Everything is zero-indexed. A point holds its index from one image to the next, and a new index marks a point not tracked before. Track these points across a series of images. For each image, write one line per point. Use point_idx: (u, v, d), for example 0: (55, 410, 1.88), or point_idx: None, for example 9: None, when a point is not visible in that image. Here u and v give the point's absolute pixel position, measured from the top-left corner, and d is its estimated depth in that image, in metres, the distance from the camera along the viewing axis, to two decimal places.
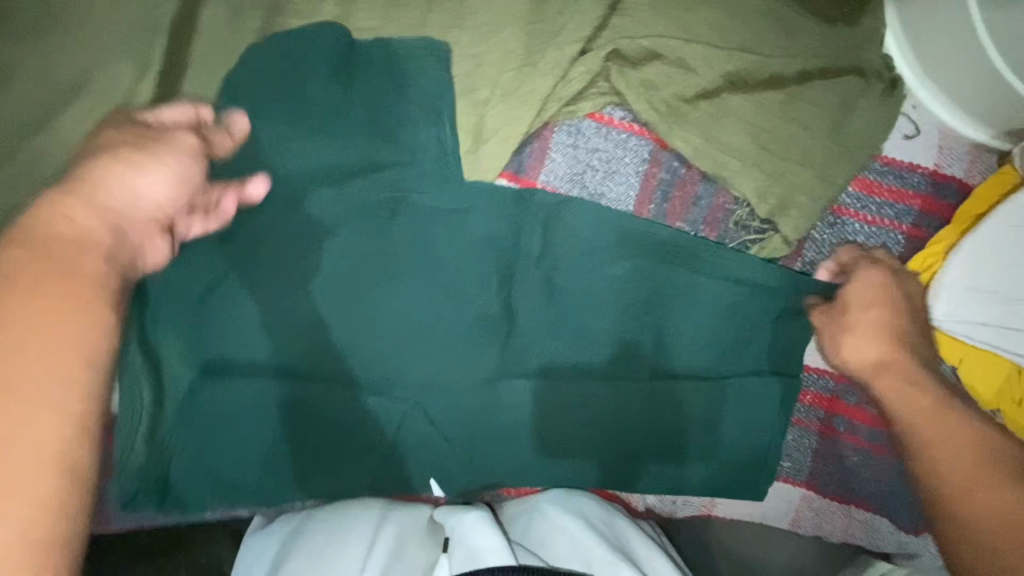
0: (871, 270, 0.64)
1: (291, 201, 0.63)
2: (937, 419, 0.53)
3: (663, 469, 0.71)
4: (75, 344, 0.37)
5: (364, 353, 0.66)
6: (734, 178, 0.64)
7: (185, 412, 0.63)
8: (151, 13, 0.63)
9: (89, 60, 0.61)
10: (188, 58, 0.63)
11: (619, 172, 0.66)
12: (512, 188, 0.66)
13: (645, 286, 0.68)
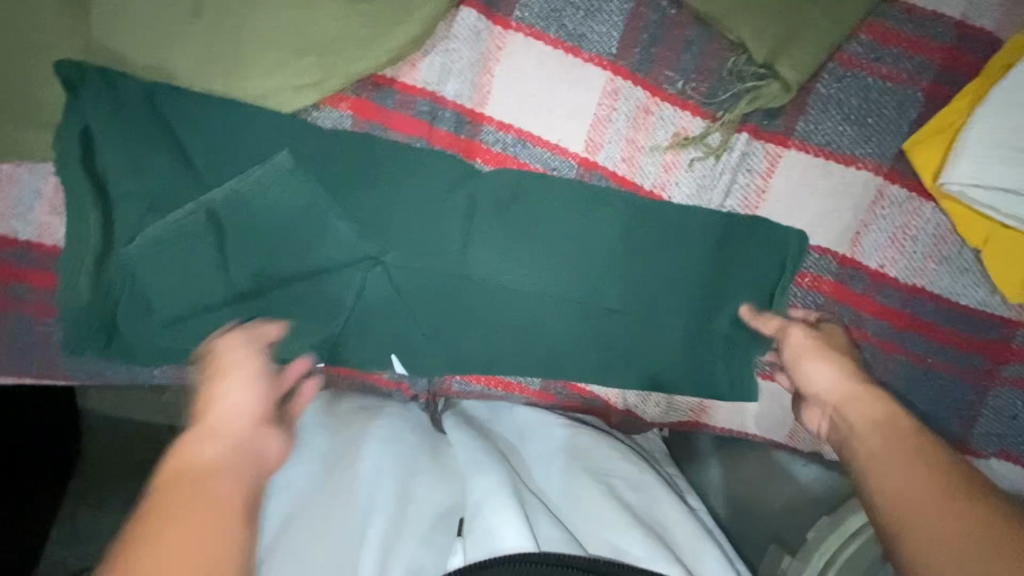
0: (869, 165, 0.62)
1: (230, 34, 0.57)
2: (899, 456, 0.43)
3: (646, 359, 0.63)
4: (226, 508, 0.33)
5: (314, 208, 0.59)
6: (730, 18, 0.58)
7: (111, 257, 0.58)
8: None
9: None
10: None
11: (601, 11, 0.59)
12: (480, 22, 0.59)
13: (615, 222, 0.62)
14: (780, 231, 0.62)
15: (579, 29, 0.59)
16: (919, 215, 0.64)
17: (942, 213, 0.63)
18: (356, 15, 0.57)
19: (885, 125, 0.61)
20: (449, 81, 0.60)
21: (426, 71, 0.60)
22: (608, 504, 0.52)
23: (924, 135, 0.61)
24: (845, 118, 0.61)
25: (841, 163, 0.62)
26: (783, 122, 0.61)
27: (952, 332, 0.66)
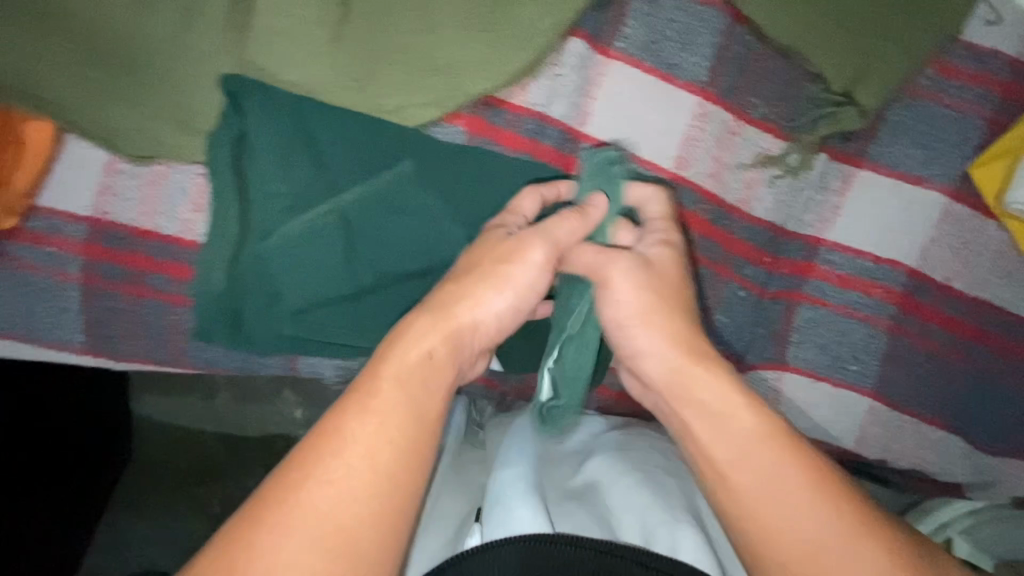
0: (936, 186, 0.68)
1: (365, 59, 0.63)
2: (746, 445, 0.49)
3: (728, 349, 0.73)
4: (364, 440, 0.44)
5: (433, 213, 0.65)
6: (813, 52, 0.65)
7: (245, 252, 0.64)
8: None
9: None
10: None
11: (695, 43, 0.66)
12: (586, 51, 0.66)
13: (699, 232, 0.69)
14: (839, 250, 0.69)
15: (673, 59, 0.66)
16: (981, 232, 0.69)
17: (1002, 230, 0.69)
18: (481, 42, 0.63)
19: (951, 151, 0.67)
20: (556, 102, 0.67)
21: (534, 93, 0.67)
22: (642, 492, 0.55)
23: (987, 159, 0.67)
24: (914, 143, 0.67)
25: (910, 183, 0.68)
26: (858, 145, 0.67)
27: (1014, 344, 0.71)
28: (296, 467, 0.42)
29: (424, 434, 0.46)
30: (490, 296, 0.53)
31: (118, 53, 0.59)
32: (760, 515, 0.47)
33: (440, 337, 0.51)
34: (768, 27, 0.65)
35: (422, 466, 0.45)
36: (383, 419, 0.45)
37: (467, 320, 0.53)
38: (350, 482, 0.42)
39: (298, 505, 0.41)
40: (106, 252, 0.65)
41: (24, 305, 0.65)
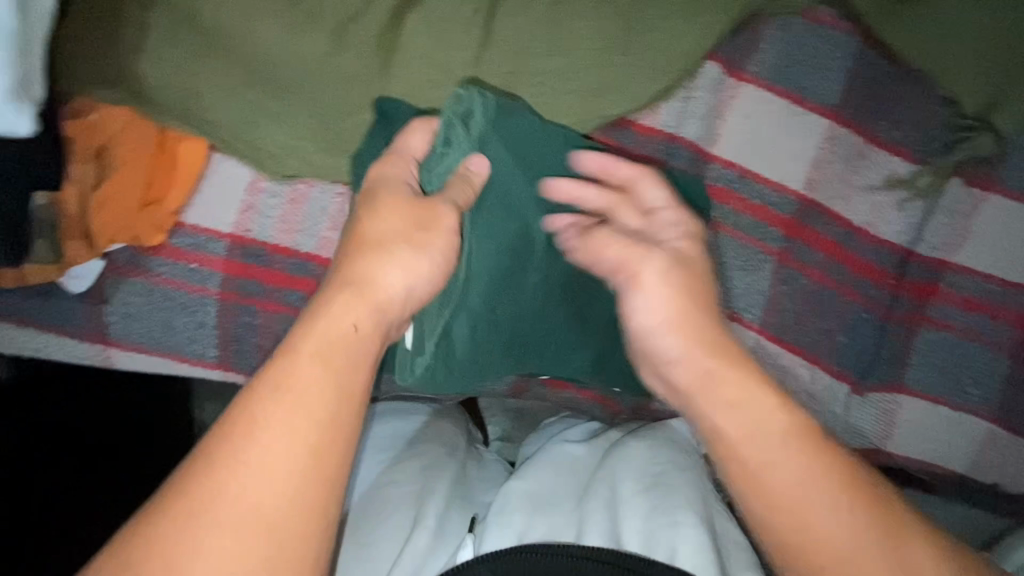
0: None
1: (505, 81, 0.65)
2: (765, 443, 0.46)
3: (848, 367, 0.74)
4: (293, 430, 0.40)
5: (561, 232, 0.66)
6: (947, 76, 0.65)
7: None
8: None
9: None
10: None
11: (827, 67, 0.67)
12: (718, 73, 0.67)
13: (819, 255, 0.70)
14: (957, 276, 0.70)
15: (804, 82, 0.67)
16: None
17: None
18: (618, 66, 0.65)
19: None
20: (689, 123, 0.68)
21: (664, 116, 0.68)
22: (646, 497, 0.55)
23: None
24: None
25: None
26: (988, 168, 0.67)
27: None
28: (222, 455, 0.39)
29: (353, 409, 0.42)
30: (407, 260, 0.51)
31: (273, 73, 0.60)
32: (780, 520, 0.45)
33: (366, 315, 0.47)
34: (904, 53, 0.65)
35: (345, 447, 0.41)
36: (291, 400, 0.40)
37: (396, 290, 0.50)
38: (274, 469, 0.39)
39: (223, 494, 0.38)
40: (245, 269, 0.66)
41: (164, 320, 0.67)
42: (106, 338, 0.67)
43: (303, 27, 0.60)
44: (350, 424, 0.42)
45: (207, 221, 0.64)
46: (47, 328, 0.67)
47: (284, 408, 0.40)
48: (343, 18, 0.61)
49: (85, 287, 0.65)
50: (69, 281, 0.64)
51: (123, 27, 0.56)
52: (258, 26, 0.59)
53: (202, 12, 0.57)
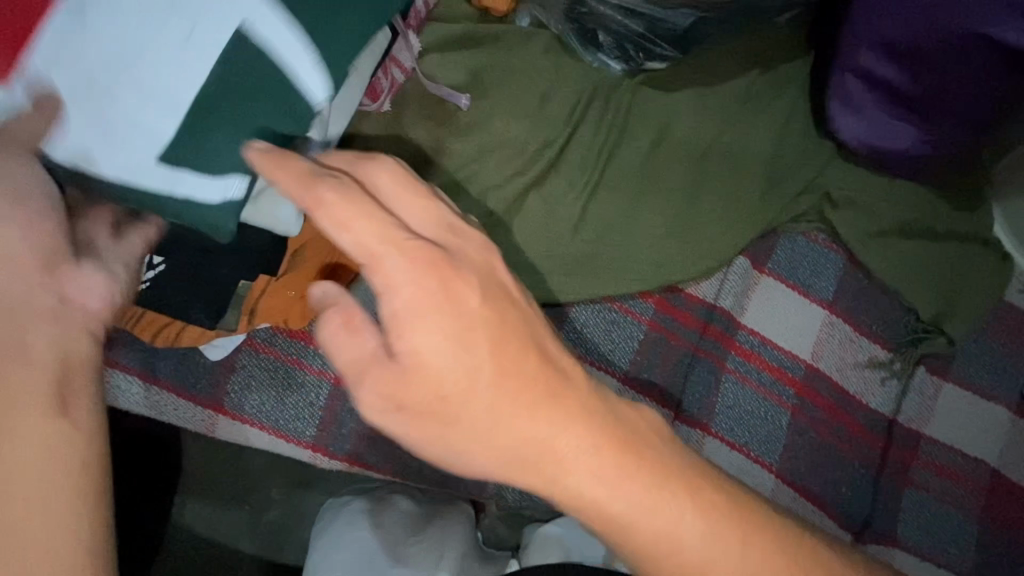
0: (1005, 402, 0.88)
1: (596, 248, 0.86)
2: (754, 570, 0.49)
3: (848, 516, 0.86)
4: (471, 417, 0.42)
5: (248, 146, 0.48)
6: (906, 291, 0.90)
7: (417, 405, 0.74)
8: (524, 105, 0.87)
9: (473, 121, 0.84)
10: (542, 137, 0.87)
11: (824, 272, 0.91)
12: (747, 265, 0.91)
13: (822, 413, 0.87)
14: (928, 445, 0.87)
15: (809, 281, 0.91)
16: None
17: None
18: (675, 249, 0.89)
19: (1013, 376, 0.89)
20: (724, 298, 0.89)
21: (706, 290, 0.90)
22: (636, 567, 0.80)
23: None
24: (984, 368, 0.89)
25: (985, 397, 0.88)
26: (942, 362, 0.89)
27: None
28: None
29: (476, 431, 0.42)
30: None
31: None
32: None
33: (48, 346, 0.43)
34: (876, 271, 0.91)
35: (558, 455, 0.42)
36: (474, 386, 0.41)
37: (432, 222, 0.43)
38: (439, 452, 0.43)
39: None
40: None
41: (279, 397, 0.76)
42: (219, 406, 0.75)
43: (461, 188, 0.82)
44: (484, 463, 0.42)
45: None
46: (172, 389, 0.75)
47: (445, 393, 0.41)
48: (488, 186, 0.83)
49: (222, 356, 0.74)
50: (209, 349, 0.73)
51: None
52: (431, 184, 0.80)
53: None
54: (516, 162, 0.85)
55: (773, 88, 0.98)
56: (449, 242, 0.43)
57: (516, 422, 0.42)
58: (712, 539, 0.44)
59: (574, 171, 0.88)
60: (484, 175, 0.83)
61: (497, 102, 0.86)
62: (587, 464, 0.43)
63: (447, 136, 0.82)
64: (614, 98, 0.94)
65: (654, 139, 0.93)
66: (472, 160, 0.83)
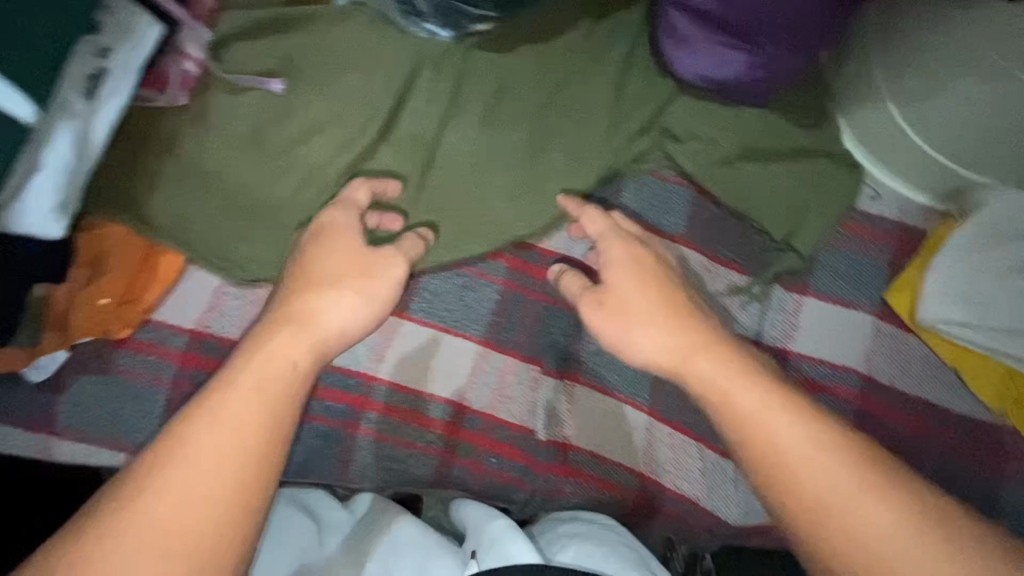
0: (866, 308, 0.89)
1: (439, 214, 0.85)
2: (847, 490, 0.58)
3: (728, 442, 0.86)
4: (704, 340, 0.70)
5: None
6: (756, 213, 0.90)
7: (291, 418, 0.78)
8: (345, 79, 0.85)
9: (288, 101, 0.82)
10: (368, 109, 0.86)
11: (673, 208, 0.92)
12: (595, 212, 0.91)
13: None
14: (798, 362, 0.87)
15: (660, 219, 0.91)
16: (905, 341, 0.89)
17: (922, 341, 0.88)
18: (520, 204, 0.88)
19: (872, 282, 0.90)
20: (577, 248, 0.90)
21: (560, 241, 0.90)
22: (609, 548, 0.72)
23: (897, 287, 0.89)
24: (842, 278, 0.90)
25: (846, 306, 0.89)
26: (801, 278, 0.90)
27: (960, 434, 0.87)
28: (143, 465, 0.55)
29: (638, 311, 0.74)
30: (354, 299, 0.69)
31: (249, 205, 0.78)
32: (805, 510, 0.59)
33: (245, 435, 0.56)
34: (724, 199, 0.91)
35: (771, 424, 0.63)
36: (207, 454, 0.55)
37: (329, 329, 0.67)
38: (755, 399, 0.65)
39: (140, 516, 0.51)
40: (200, 361, 0.75)
41: (114, 409, 0.73)
42: (51, 427, 0.72)
43: (282, 171, 0.80)
44: (661, 354, 0.72)
45: (174, 319, 0.75)
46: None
47: (641, 304, 0.74)
48: (314, 168, 0.82)
49: (46, 375, 0.72)
50: (30, 371, 0.71)
51: (140, 172, 0.74)
52: (247, 171, 0.78)
53: (200, 162, 0.76)
54: (342, 137, 0.83)
55: (610, 33, 0.97)
56: (644, 243, 0.80)
57: (699, 361, 0.69)
58: (814, 438, 0.61)
59: (406, 140, 0.87)
60: (305, 155, 0.81)
61: (314, 80, 0.84)
62: (728, 379, 0.67)
63: (262, 120, 0.80)
64: (446, 64, 0.92)
65: (491, 100, 0.92)
66: (291, 142, 0.81)
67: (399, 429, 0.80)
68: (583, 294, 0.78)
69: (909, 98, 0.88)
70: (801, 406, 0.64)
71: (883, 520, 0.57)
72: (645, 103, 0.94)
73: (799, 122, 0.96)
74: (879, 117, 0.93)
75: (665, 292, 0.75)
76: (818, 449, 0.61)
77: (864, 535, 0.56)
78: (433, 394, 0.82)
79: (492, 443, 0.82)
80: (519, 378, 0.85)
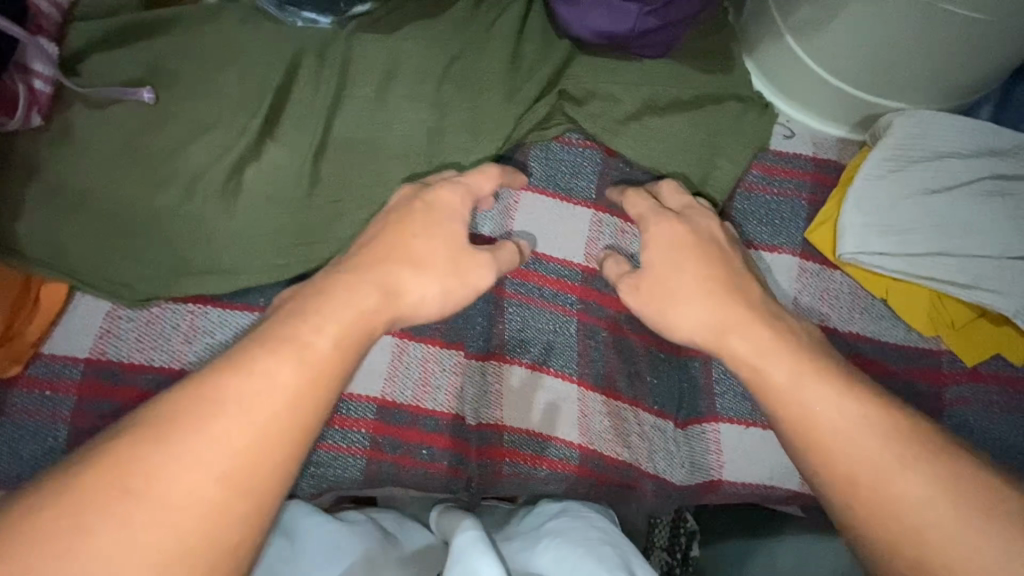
0: (787, 250, 0.87)
1: (337, 208, 0.83)
2: (874, 450, 0.58)
3: (663, 403, 0.85)
4: (717, 313, 0.71)
5: None
6: (668, 167, 0.88)
7: None
8: (220, 80, 0.82)
9: (160, 111, 0.79)
10: (245, 107, 0.82)
11: (583, 173, 0.90)
12: (502, 187, 0.88)
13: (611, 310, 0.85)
14: None
15: (570, 185, 0.89)
16: (831, 278, 0.87)
17: (849, 277, 0.87)
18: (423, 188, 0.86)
19: (790, 222, 0.88)
20: (488, 226, 0.87)
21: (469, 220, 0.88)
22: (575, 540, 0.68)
23: (817, 224, 0.87)
24: (760, 222, 0.88)
25: (768, 250, 0.87)
26: (720, 228, 0.88)
27: (896, 364, 0.85)
28: (176, 416, 0.52)
29: (672, 290, 0.74)
30: (412, 276, 0.68)
31: (128, 223, 0.75)
32: (846, 476, 0.59)
33: (241, 441, 0.52)
34: (631, 156, 0.88)
35: (801, 395, 0.63)
36: (197, 458, 0.50)
37: (410, 309, 0.68)
38: (804, 370, 0.64)
39: (120, 520, 0.47)
40: (99, 390, 0.73)
41: (13, 452, 0.70)
42: None
43: (160, 184, 0.77)
44: (697, 330, 0.72)
45: (64, 350, 0.73)
46: None
47: (678, 285, 0.73)
48: (195, 175, 0.78)
49: None
50: None
51: (9, 205, 0.72)
52: (121, 188, 0.75)
53: (69, 183, 0.73)
54: (221, 140, 0.80)
55: (500, 1, 0.95)
56: (688, 219, 0.79)
57: (732, 339, 0.69)
58: (848, 410, 0.61)
59: (291, 134, 0.83)
60: (185, 165, 0.78)
61: (187, 87, 0.81)
62: (762, 357, 0.67)
63: (133, 133, 0.77)
64: (330, 51, 0.89)
65: (382, 83, 0.89)
66: (167, 152, 0.78)
67: (320, 434, 0.78)
68: (619, 280, 0.79)
69: (803, 27, 0.84)
70: (836, 378, 0.63)
71: (919, 492, 0.55)
72: (541, 67, 0.91)
73: (701, 69, 0.94)
74: (779, 53, 0.91)
75: (707, 272, 0.73)
76: (853, 422, 0.60)
77: (898, 504, 0.55)
78: (353, 394, 0.80)
79: (420, 434, 0.80)
80: (442, 365, 0.82)
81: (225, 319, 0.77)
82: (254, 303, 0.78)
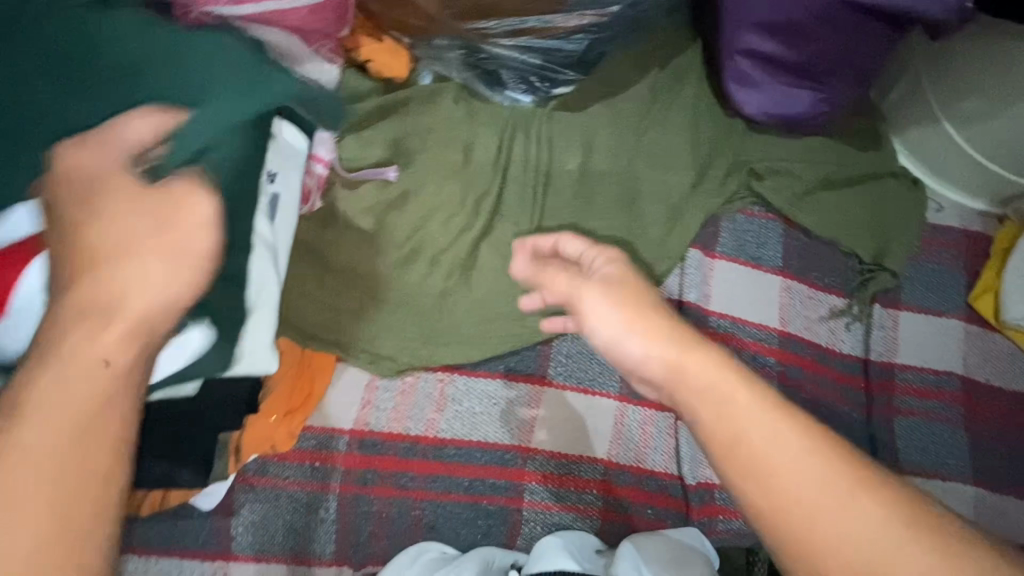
0: (953, 315, 0.96)
1: None
2: (858, 514, 0.41)
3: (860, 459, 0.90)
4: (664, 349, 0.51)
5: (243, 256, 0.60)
6: (843, 239, 0.96)
7: (453, 501, 0.77)
8: (453, 159, 0.88)
9: (404, 188, 0.83)
10: (476, 187, 0.88)
11: (768, 242, 0.97)
12: (701, 255, 0.95)
13: (807, 371, 0.92)
14: (905, 373, 0.93)
15: (757, 253, 0.97)
16: (993, 340, 0.96)
17: (1010, 339, 0.96)
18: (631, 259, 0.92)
19: (954, 290, 0.97)
20: (688, 291, 0.93)
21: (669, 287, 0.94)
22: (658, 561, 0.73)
23: (978, 292, 0.97)
24: (928, 289, 0.97)
25: (937, 315, 0.96)
26: (893, 295, 0.96)
27: None
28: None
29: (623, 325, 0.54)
30: (136, 279, 0.42)
31: (389, 297, 0.79)
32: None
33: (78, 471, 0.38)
34: (810, 228, 0.97)
35: (783, 471, 0.43)
36: None
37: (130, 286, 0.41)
38: (771, 437, 0.44)
39: None
40: (364, 459, 0.76)
41: (288, 523, 0.74)
42: (227, 553, 0.72)
43: (411, 259, 0.81)
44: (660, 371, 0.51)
45: (328, 421, 0.77)
46: (171, 552, 0.71)
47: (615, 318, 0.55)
48: (438, 251, 0.83)
49: (214, 503, 0.71)
50: (201, 499, 0.71)
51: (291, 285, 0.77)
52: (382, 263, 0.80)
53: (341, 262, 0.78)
54: (459, 216, 0.85)
55: (673, 79, 1.04)
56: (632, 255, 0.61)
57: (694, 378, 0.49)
58: (829, 485, 0.42)
59: (512, 211, 0.89)
60: (427, 239, 0.82)
61: (424, 163, 0.85)
62: (725, 406, 0.47)
63: (384, 211, 0.82)
64: (533, 125, 0.96)
65: (581, 159, 0.96)
66: (412, 227, 0.82)
67: (559, 496, 0.81)
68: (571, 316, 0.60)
69: (963, 119, 0.95)
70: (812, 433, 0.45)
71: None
72: (721, 148, 1.00)
73: (861, 147, 1.03)
74: (933, 135, 1.00)
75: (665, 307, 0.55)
76: (849, 502, 0.42)
77: None
78: (583, 456, 0.83)
79: (646, 494, 0.84)
80: (659, 427, 0.87)
81: (471, 386, 0.82)
82: (496, 370, 0.84)
